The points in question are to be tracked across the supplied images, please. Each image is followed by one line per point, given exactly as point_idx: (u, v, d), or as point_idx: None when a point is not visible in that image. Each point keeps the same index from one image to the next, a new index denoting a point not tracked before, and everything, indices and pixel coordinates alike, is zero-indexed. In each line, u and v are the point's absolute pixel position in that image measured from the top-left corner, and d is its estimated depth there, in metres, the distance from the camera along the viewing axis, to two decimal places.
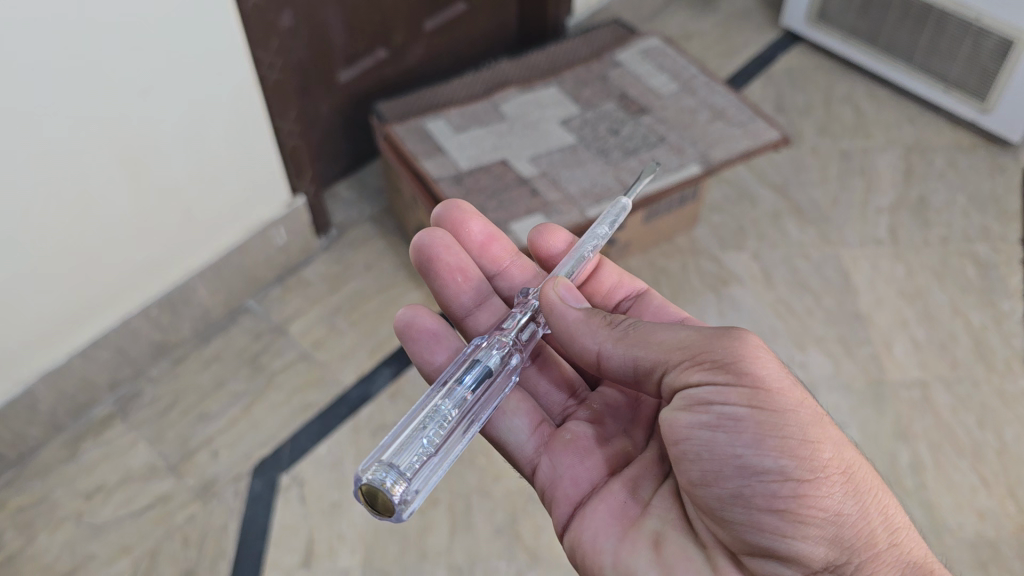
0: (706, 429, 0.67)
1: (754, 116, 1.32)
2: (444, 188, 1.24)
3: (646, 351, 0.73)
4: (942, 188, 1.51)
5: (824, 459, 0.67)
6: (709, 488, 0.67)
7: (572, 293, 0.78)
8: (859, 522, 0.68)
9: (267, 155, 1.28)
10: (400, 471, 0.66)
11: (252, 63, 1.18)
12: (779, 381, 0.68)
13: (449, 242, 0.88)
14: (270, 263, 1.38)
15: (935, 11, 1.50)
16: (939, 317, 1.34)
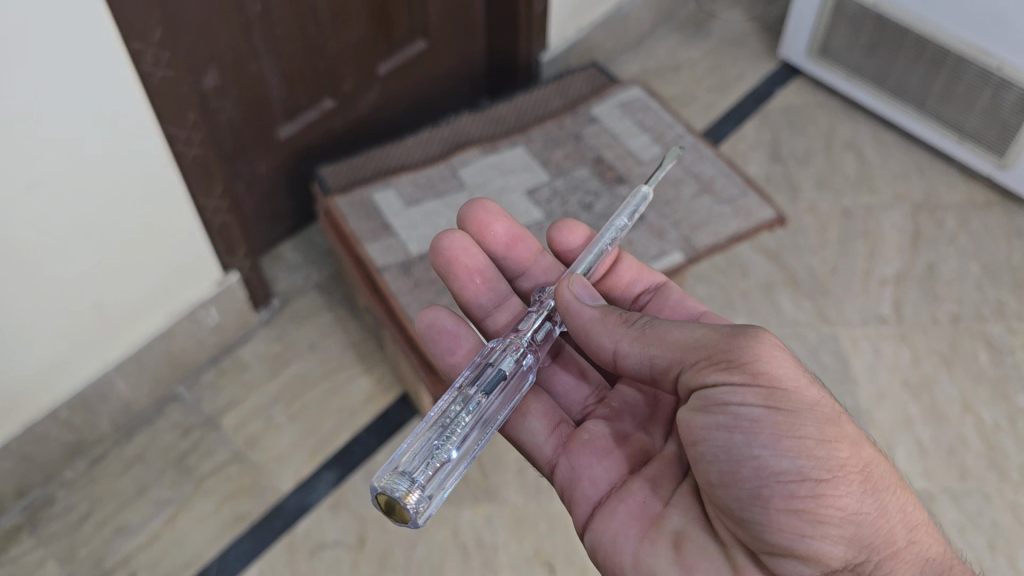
0: (724, 430, 0.66)
1: (747, 189, 1.17)
2: (390, 277, 1.08)
3: (661, 350, 0.70)
4: (952, 255, 1.36)
5: (842, 459, 0.64)
6: (728, 489, 0.65)
7: (586, 289, 0.75)
8: (878, 520, 0.66)
9: (193, 233, 1.12)
10: (412, 479, 0.63)
11: (165, 141, 1.02)
12: (796, 379, 0.66)
13: (467, 243, 0.84)
14: (201, 345, 1.23)
15: (951, 56, 1.35)
16: (947, 414, 1.21)
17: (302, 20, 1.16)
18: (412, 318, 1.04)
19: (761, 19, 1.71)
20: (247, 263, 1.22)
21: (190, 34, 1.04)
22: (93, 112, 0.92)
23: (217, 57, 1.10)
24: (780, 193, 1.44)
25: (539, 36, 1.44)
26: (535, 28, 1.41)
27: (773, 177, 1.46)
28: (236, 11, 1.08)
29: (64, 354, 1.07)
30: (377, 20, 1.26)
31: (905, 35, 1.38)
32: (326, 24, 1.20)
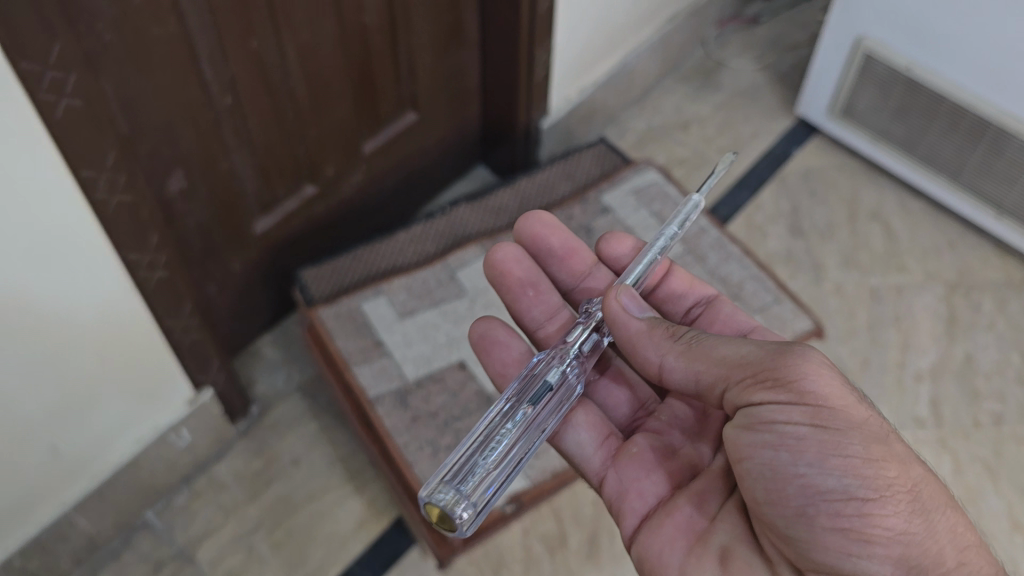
0: (768, 448, 0.64)
1: (782, 296, 1.09)
2: (385, 409, 0.96)
3: (707, 368, 0.68)
4: (990, 344, 1.28)
5: (889, 477, 0.62)
6: (773, 507, 0.63)
7: (635, 298, 0.72)
8: (928, 542, 0.61)
9: (157, 353, 0.97)
10: (459, 487, 0.60)
11: (125, 267, 0.87)
12: (842, 398, 0.63)
13: (518, 255, 0.87)
14: (172, 467, 1.10)
15: (991, 129, 1.24)
16: (995, 533, 1.11)
17: (279, 109, 1.02)
18: (411, 461, 0.92)
19: (773, 68, 1.61)
20: (222, 377, 1.09)
21: (152, 139, 0.90)
22: (35, 248, 0.77)
23: (184, 160, 0.95)
24: (801, 273, 1.34)
25: (540, 101, 1.31)
26: (535, 94, 1.28)
27: (795, 254, 1.36)
28: (203, 107, 0.93)
29: (8, 504, 0.93)
30: (362, 98, 1.13)
31: (941, 102, 1.28)
32: (306, 110, 1.06)
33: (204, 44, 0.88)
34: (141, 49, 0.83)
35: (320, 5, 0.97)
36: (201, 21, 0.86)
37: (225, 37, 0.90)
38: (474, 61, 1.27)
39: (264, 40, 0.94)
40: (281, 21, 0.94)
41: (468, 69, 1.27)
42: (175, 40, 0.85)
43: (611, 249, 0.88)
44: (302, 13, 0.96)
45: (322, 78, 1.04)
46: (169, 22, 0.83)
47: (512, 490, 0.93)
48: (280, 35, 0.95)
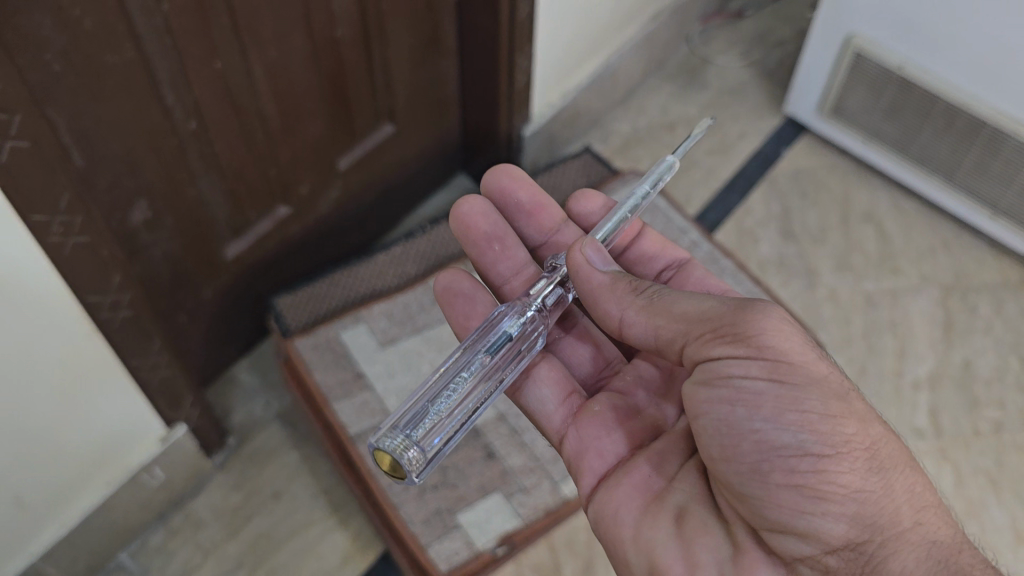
0: (725, 404, 0.63)
1: None
2: (367, 447, 0.92)
3: (667, 322, 0.67)
4: (988, 348, 1.24)
5: (846, 435, 0.61)
6: (728, 464, 0.63)
7: (600, 253, 0.72)
8: (883, 500, 0.61)
9: (126, 393, 0.93)
10: (408, 435, 0.60)
11: (85, 309, 0.81)
12: (801, 354, 0.63)
13: (486, 210, 0.84)
14: (145, 506, 1.05)
15: (987, 129, 1.21)
16: (999, 547, 1.08)
17: (248, 130, 0.96)
18: (396, 502, 0.88)
19: (760, 64, 1.58)
20: (195, 411, 1.04)
21: (110, 171, 0.84)
22: None
23: (147, 190, 0.89)
24: (795, 278, 1.30)
25: (522, 109, 1.26)
26: (517, 102, 1.23)
27: (787, 258, 1.32)
28: (166, 134, 0.87)
29: None
30: (336, 113, 1.08)
31: (935, 102, 1.24)
32: (277, 129, 1.00)
33: (164, 68, 0.83)
34: (95, 77, 0.77)
35: (290, 21, 0.91)
36: (160, 45, 0.81)
37: (187, 60, 0.84)
38: (453, 70, 1.22)
39: (229, 61, 0.88)
40: (248, 39, 0.88)
41: (447, 77, 1.22)
42: (132, 65, 0.79)
43: (582, 211, 0.89)
44: (270, 30, 0.90)
45: (293, 96, 0.99)
46: (125, 49, 0.78)
47: (503, 531, 0.88)
48: (247, 54, 0.89)
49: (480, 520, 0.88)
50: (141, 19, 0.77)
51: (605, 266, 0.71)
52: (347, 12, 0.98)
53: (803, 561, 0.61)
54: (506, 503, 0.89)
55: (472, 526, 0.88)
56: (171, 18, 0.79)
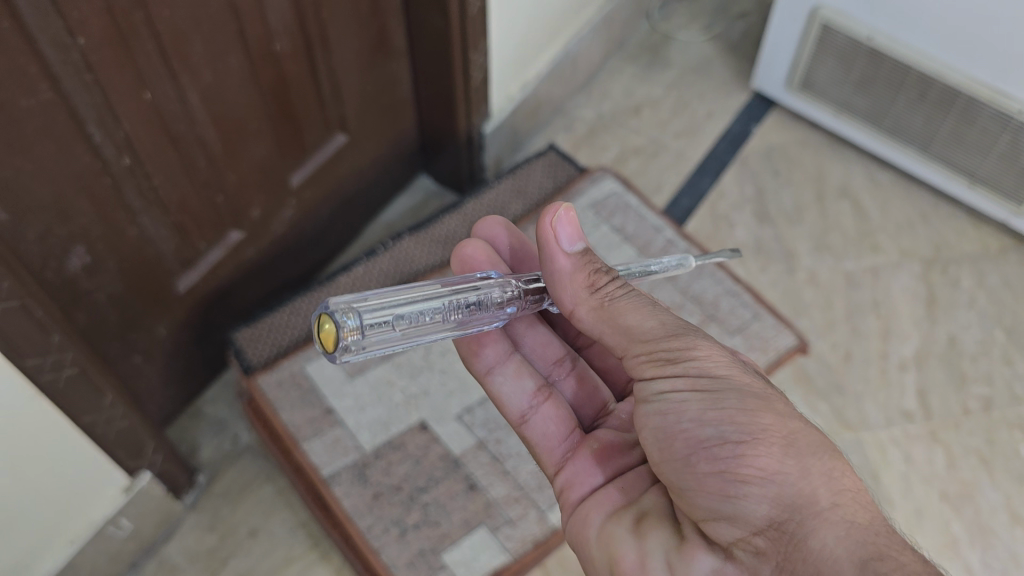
0: (659, 413, 0.60)
1: (760, 311, 1.10)
2: (342, 488, 0.95)
3: (608, 327, 0.64)
4: (973, 322, 1.21)
5: (765, 424, 0.57)
6: (664, 467, 0.60)
7: (572, 226, 0.65)
8: (802, 482, 0.55)
9: (87, 457, 0.84)
10: (365, 325, 0.57)
11: (24, 373, 0.72)
12: (723, 363, 0.60)
13: (491, 253, 0.78)
14: (114, 558, 0.98)
15: (962, 98, 1.17)
16: (995, 529, 1.04)
17: (188, 159, 0.89)
18: (377, 546, 0.91)
19: (723, 37, 1.54)
20: (159, 456, 0.96)
21: (39, 221, 0.76)
22: None
23: (83, 233, 0.82)
24: (774, 262, 1.26)
25: (480, 107, 1.20)
26: (474, 101, 1.17)
27: (764, 242, 1.28)
28: (98, 175, 0.80)
29: None
30: (283, 130, 1.01)
31: (907, 72, 1.20)
32: (219, 154, 0.93)
33: (88, 106, 0.75)
34: (10, 126, 0.69)
35: (223, 41, 0.84)
36: (80, 81, 0.73)
37: (112, 94, 0.76)
38: (405, 71, 1.15)
39: (160, 90, 0.81)
40: (178, 65, 0.81)
41: (399, 79, 1.15)
42: (52, 107, 0.72)
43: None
44: (203, 54, 0.83)
45: (234, 117, 0.92)
46: (41, 89, 0.70)
47: (491, 567, 0.91)
48: (179, 81, 0.82)
49: (466, 558, 0.91)
50: (55, 56, 0.69)
51: (578, 249, 0.66)
52: (284, 25, 0.91)
53: (738, 546, 0.55)
54: (492, 537, 0.92)
55: (459, 565, 0.90)
56: (90, 53, 0.72)
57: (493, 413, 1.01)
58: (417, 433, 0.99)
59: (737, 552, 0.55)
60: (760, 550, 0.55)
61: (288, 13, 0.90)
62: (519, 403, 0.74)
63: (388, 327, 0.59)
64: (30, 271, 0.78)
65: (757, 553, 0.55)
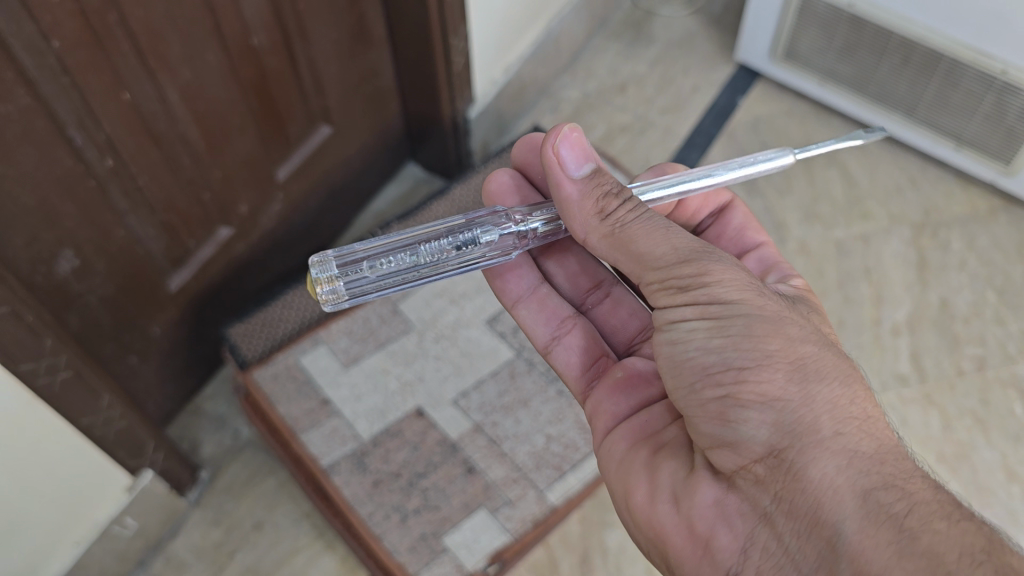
0: (669, 341, 0.62)
1: None
2: (342, 477, 0.96)
3: (623, 257, 0.64)
4: (964, 285, 1.21)
5: (771, 350, 0.58)
6: (675, 392, 0.61)
7: (577, 148, 0.65)
8: (806, 409, 0.56)
9: (88, 459, 0.85)
10: (341, 278, 0.65)
11: (18, 380, 0.73)
12: (738, 286, 0.60)
13: (516, 188, 0.80)
14: (122, 557, 0.98)
15: (945, 61, 1.17)
16: (993, 488, 1.05)
17: (173, 157, 0.90)
18: (379, 533, 0.93)
19: (706, 10, 1.54)
20: (160, 454, 0.96)
21: (25, 227, 0.76)
22: None
23: (69, 238, 0.82)
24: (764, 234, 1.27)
25: (464, 91, 1.20)
26: (458, 86, 1.17)
27: (754, 214, 1.28)
28: (82, 178, 0.80)
29: None
30: (266, 123, 1.01)
31: (889, 37, 1.20)
32: (203, 152, 0.93)
33: (68, 110, 0.75)
34: None
35: (200, 38, 0.84)
36: (58, 85, 0.73)
37: (91, 96, 0.76)
38: (386, 59, 1.16)
39: (139, 90, 0.81)
40: (156, 64, 0.81)
41: (381, 68, 1.15)
42: (30, 113, 0.72)
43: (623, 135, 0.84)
44: (180, 52, 0.83)
45: (215, 114, 0.92)
46: (19, 94, 0.70)
47: (492, 548, 0.91)
48: (157, 80, 0.82)
49: (468, 541, 0.92)
50: (31, 61, 0.69)
51: (582, 176, 0.66)
52: (262, 18, 0.91)
53: (739, 474, 0.57)
54: (492, 519, 0.93)
55: (460, 548, 0.91)
56: (65, 56, 0.72)
57: (488, 396, 1.02)
58: (414, 420, 1.00)
59: (738, 480, 0.57)
60: (760, 478, 0.56)
61: (263, 7, 0.90)
62: (544, 336, 0.76)
63: (364, 273, 0.66)
64: (19, 277, 0.78)
65: (757, 481, 0.56)
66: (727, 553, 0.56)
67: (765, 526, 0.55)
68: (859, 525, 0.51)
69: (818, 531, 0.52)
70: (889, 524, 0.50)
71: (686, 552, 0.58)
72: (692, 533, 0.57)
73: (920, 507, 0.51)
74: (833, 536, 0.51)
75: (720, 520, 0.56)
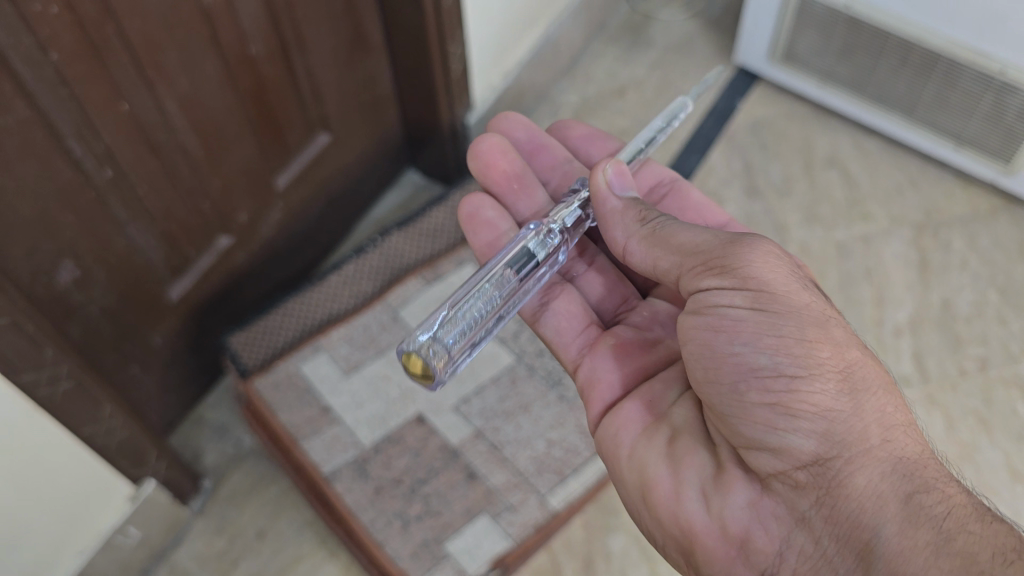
0: (709, 330, 0.61)
1: None
2: (344, 484, 0.96)
3: (665, 251, 0.66)
4: (966, 285, 1.21)
5: (822, 358, 0.59)
6: (711, 386, 0.61)
7: (624, 175, 0.71)
8: (855, 419, 0.58)
9: (90, 469, 0.85)
10: (445, 348, 0.61)
11: (19, 391, 0.73)
12: (785, 284, 0.61)
13: (504, 148, 0.85)
14: (125, 567, 0.98)
15: (943, 61, 1.17)
16: (997, 488, 1.04)
17: (172, 167, 0.90)
18: (381, 540, 0.93)
19: (704, 13, 1.55)
20: (163, 464, 0.96)
21: (24, 238, 0.77)
22: None
23: (68, 249, 0.82)
24: (765, 236, 1.26)
25: (462, 98, 1.20)
26: (456, 93, 1.18)
27: (754, 216, 1.28)
28: (81, 188, 0.80)
29: None
30: (266, 131, 1.02)
31: (886, 38, 1.20)
32: (202, 161, 0.94)
33: (66, 121, 0.75)
34: None
35: (198, 48, 0.85)
36: (56, 97, 0.73)
37: (89, 107, 0.77)
38: (384, 65, 1.16)
39: (137, 100, 0.81)
40: (153, 73, 0.81)
41: (379, 75, 1.16)
42: (29, 125, 0.72)
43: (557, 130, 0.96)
44: (177, 62, 0.83)
45: (214, 123, 0.93)
46: (17, 107, 0.70)
47: (493, 554, 0.91)
48: (155, 90, 0.83)
49: (470, 546, 0.92)
50: (29, 73, 0.70)
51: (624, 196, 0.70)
52: (259, 27, 0.91)
53: (776, 478, 0.57)
54: (494, 524, 0.93)
55: (462, 553, 0.91)
56: (63, 68, 0.72)
57: (489, 402, 1.02)
58: (415, 426, 1.00)
59: (775, 484, 0.57)
60: (800, 485, 0.57)
61: (260, 16, 0.90)
62: (531, 305, 0.78)
63: (460, 334, 0.62)
64: (20, 288, 0.78)
65: (796, 486, 0.57)
66: (763, 554, 0.57)
67: (802, 529, 0.56)
68: (899, 527, 0.53)
69: (857, 534, 0.54)
70: (928, 527, 0.53)
71: (717, 551, 0.58)
72: (725, 535, 0.58)
73: (957, 510, 0.54)
74: (872, 539, 0.54)
75: (754, 522, 0.57)
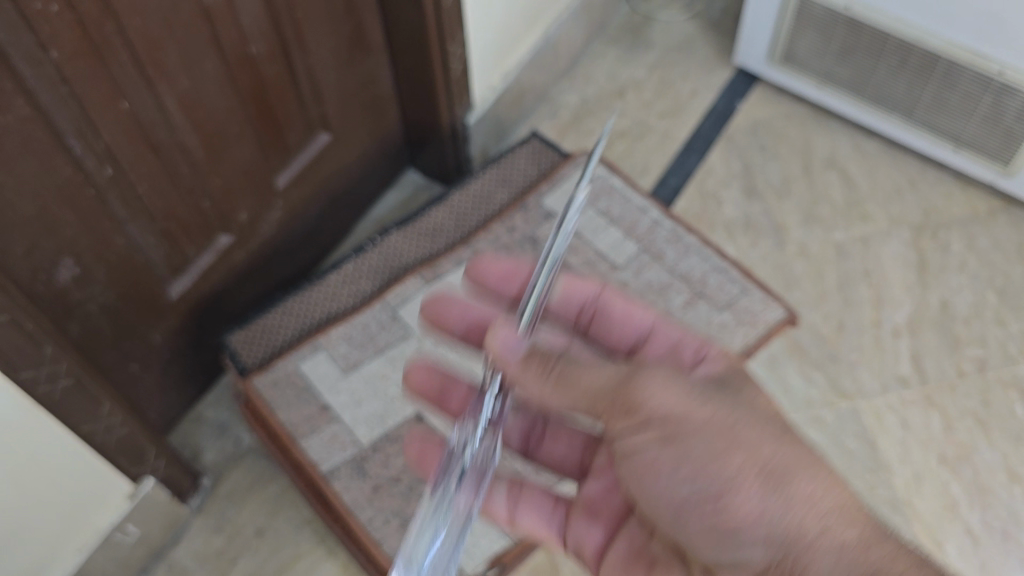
0: (639, 473, 0.59)
1: (747, 287, 1.13)
2: (342, 482, 0.97)
3: (573, 402, 0.58)
4: (964, 286, 1.21)
5: (735, 465, 0.56)
6: (659, 519, 0.60)
7: (520, 331, 0.55)
8: (790, 518, 0.55)
9: (89, 466, 0.85)
10: None
11: (19, 388, 0.73)
12: (680, 400, 0.57)
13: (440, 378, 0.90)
14: (123, 565, 0.98)
15: (942, 62, 1.17)
16: (994, 489, 1.05)
17: (172, 166, 0.90)
18: (378, 538, 0.93)
19: (704, 15, 1.55)
20: (162, 462, 0.96)
21: (24, 235, 0.77)
22: None
23: (68, 248, 0.82)
24: (763, 237, 1.27)
25: (462, 98, 1.20)
26: (456, 92, 1.18)
27: (753, 217, 1.29)
28: (82, 187, 0.81)
29: None
30: (266, 130, 1.02)
31: (886, 39, 1.20)
32: (202, 160, 0.94)
33: (66, 119, 0.76)
34: None
35: (198, 47, 0.85)
36: (56, 95, 0.73)
37: (89, 105, 0.77)
38: (385, 65, 1.16)
39: (137, 99, 0.82)
40: (153, 72, 0.82)
41: (380, 75, 1.16)
42: (29, 122, 0.72)
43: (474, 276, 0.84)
44: (178, 61, 0.83)
45: (214, 123, 0.93)
46: (17, 105, 0.71)
47: (491, 553, 0.92)
48: (156, 89, 0.83)
49: (467, 545, 0.92)
50: (30, 70, 0.70)
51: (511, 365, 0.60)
52: (259, 27, 0.91)
53: None
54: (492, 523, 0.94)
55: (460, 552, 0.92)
56: (63, 65, 0.72)
57: None
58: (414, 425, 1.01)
59: None
60: None
61: (260, 15, 0.90)
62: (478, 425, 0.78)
63: None
64: (20, 286, 0.79)
65: None
66: None
67: None
68: None
69: None
70: None
71: None
72: None
73: None
74: None
75: None
